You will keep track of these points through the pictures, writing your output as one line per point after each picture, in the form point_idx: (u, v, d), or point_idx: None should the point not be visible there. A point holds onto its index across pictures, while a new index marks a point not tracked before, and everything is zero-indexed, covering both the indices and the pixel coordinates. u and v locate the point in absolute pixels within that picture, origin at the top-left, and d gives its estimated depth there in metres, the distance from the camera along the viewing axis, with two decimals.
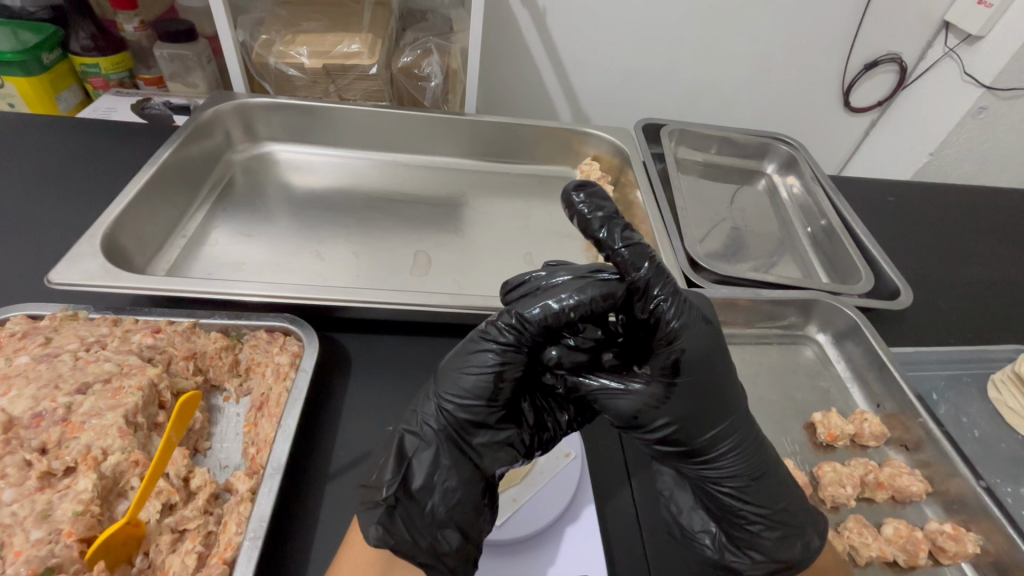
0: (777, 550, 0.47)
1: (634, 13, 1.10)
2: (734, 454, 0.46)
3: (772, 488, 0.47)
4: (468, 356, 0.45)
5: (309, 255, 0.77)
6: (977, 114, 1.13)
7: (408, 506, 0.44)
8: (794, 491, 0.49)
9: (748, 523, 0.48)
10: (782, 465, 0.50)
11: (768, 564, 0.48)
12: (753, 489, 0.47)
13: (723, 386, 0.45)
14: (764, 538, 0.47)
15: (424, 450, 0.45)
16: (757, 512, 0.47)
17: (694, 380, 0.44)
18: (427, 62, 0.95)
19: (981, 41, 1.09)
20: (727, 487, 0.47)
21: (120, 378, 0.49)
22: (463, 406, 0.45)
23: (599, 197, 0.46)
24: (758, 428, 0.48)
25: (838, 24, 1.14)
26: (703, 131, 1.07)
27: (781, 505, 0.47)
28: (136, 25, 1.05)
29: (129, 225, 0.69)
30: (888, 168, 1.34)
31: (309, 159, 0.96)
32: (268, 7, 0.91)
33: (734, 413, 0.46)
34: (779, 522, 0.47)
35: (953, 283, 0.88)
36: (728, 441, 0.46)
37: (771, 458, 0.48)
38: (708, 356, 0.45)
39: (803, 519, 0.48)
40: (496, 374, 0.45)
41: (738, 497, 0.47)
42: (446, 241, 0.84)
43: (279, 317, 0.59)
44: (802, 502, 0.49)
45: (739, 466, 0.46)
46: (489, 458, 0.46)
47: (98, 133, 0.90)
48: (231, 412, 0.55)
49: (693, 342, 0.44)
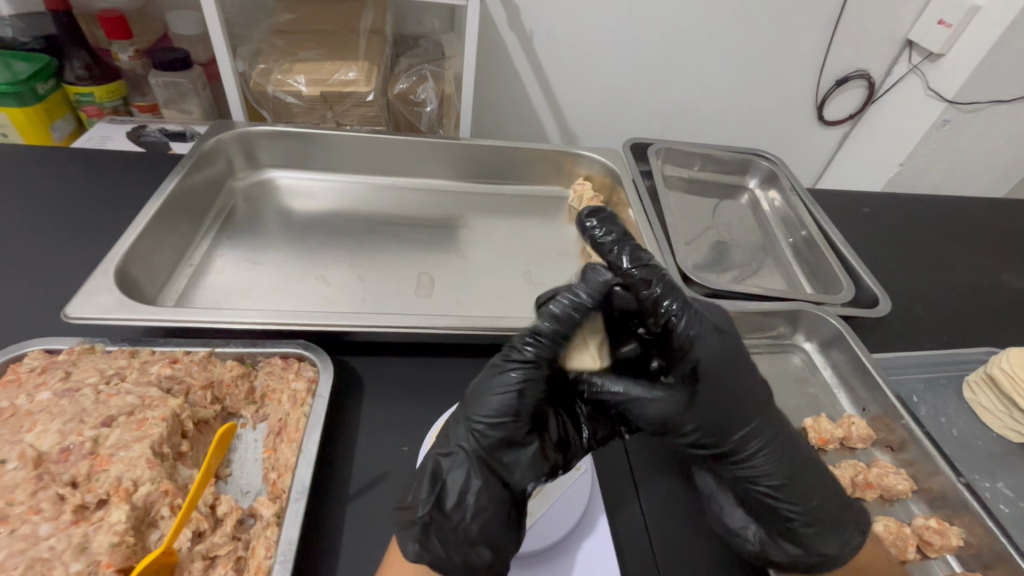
0: (814, 541, 0.51)
1: (617, 37, 1.15)
2: (768, 450, 0.51)
3: (808, 483, 0.52)
4: (493, 377, 0.48)
5: (314, 280, 0.79)
6: (942, 125, 1.21)
7: (442, 523, 0.46)
8: (826, 487, 0.53)
9: (790, 520, 0.51)
10: (814, 464, 0.54)
11: (809, 559, 0.51)
12: (789, 483, 0.51)
13: (752, 393, 0.51)
14: (806, 534, 0.51)
15: (457, 468, 0.47)
16: (793, 509, 0.51)
17: (722, 390, 0.49)
18: (422, 87, 0.98)
19: (942, 58, 1.17)
20: (761, 483, 0.51)
21: (143, 411, 0.51)
22: (492, 425, 0.47)
23: (609, 222, 0.56)
24: (790, 430, 0.53)
25: (808, 44, 1.21)
26: (687, 148, 1.11)
27: (818, 501, 0.52)
28: (131, 54, 1.06)
29: (140, 257, 0.70)
30: (860, 179, 1.41)
31: (308, 184, 0.98)
32: (266, 37, 0.94)
33: (760, 415, 0.51)
34: (815, 515, 0.51)
35: (926, 290, 0.93)
36: (763, 440, 0.51)
37: (798, 454, 0.52)
38: (732, 367, 0.50)
39: (838, 514, 0.52)
40: (519, 392, 0.47)
41: (771, 493, 0.51)
42: (447, 262, 0.87)
43: (293, 343, 0.61)
44: (833, 495, 0.53)
45: (773, 464, 0.51)
46: (518, 473, 0.47)
47: (98, 163, 0.91)
48: (249, 438, 0.57)
49: (720, 351, 0.49)
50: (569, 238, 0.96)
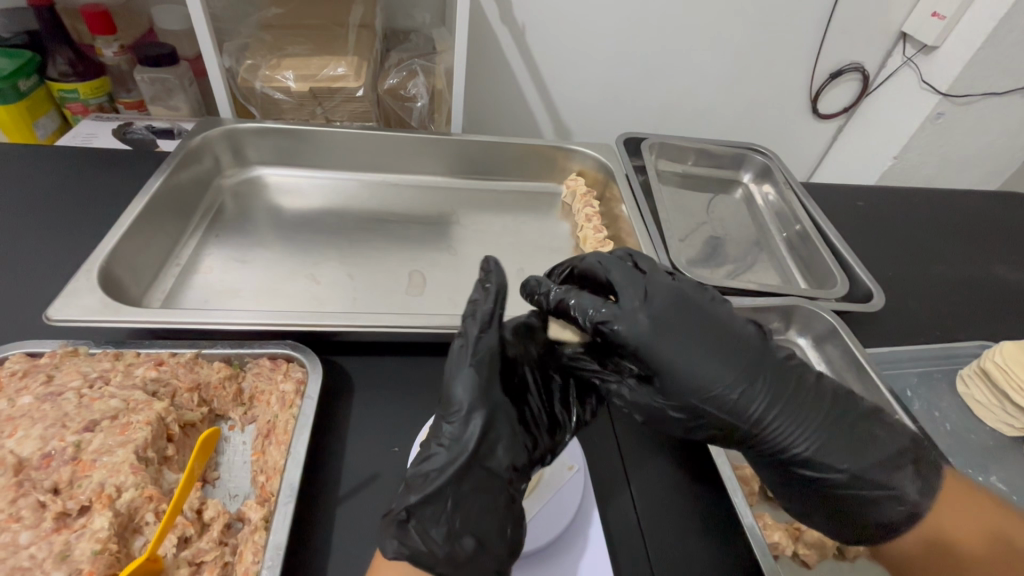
0: (850, 451, 0.48)
1: (610, 30, 1.14)
2: (783, 432, 0.48)
3: (841, 436, 0.48)
4: (451, 363, 0.47)
5: (304, 279, 0.77)
6: (936, 118, 1.20)
7: (427, 514, 0.43)
8: (822, 392, 0.50)
9: (843, 489, 0.48)
10: (800, 380, 0.50)
11: (862, 473, 0.47)
12: (821, 449, 0.48)
13: (734, 367, 0.48)
14: (865, 492, 0.47)
15: (441, 454, 0.45)
16: (812, 438, 0.48)
17: (682, 360, 0.47)
18: (413, 83, 0.97)
19: (936, 51, 1.16)
20: (772, 430, 0.48)
21: (127, 415, 0.50)
22: (458, 415, 0.45)
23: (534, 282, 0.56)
24: (798, 380, 0.50)
25: (801, 37, 1.20)
26: (681, 143, 1.10)
27: (862, 452, 0.48)
28: (116, 50, 1.04)
29: (126, 257, 0.69)
30: (854, 173, 1.41)
31: (297, 181, 0.96)
32: (253, 32, 0.93)
33: (734, 364, 0.48)
34: (829, 425, 0.49)
35: (919, 284, 0.93)
36: (773, 417, 0.48)
37: (783, 380, 0.49)
38: (698, 355, 0.47)
39: (889, 456, 0.48)
40: (478, 374, 0.46)
41: (787, 434, 0.48)
42: (439, 260, 0.86)
43: (282, 344, 0.60)
44: (832, 400, 0.50)
45: (795, 440, 0.48)
46: (500, 455, 0.47)
47: (83, 161, 0.90)
48: (237, 440, 0.56)
49: (682, 335, 0.48)
50: (562, 234, 0.95)
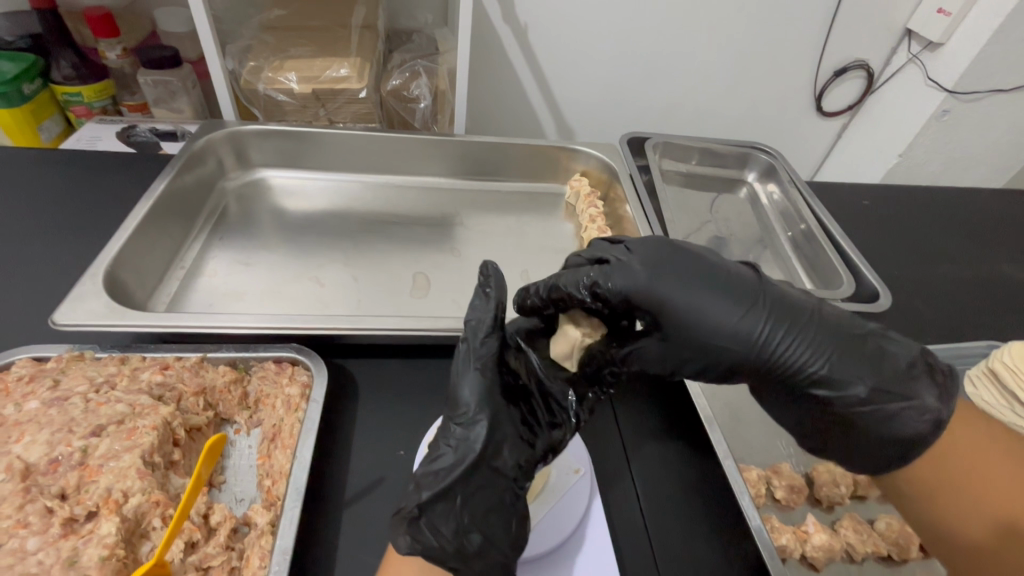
0: (870, 370, 0.44)
1: (613, 29, 1.13)
2: (788, 354, 0.45)
3: (855, 351, 0.45)
4: (458, 370, 0.51)
5: (309, 281, 0.77)
6: (942, 116, 1.20)
7: (437, 512, 0.44)
8: (831, 316, 0.47)
9: (864, 409, 0.44)
10: (806, 305, 0.47)
11: (884, 392, 0.44)
12: (835, 366, 0.45)
13: (727, 294, 0.47)
14: (887, 405, 0.44)
15: (449, 455, 0.47)
16: (828, 361, 0.45)
17: (675, 296, 0.47)
18: (415, 84, 0.97)
19: (942, 48, 1.16)
20: (785, 355, 0.45)
21: (133, 419, 0.50)
22: (464, 415, 0.48)
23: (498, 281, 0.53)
24: (801, 302, 0.47)
25: (806, 34, 1.20)
26: (685, 142, 1.10)
27: (878, 366, 0.44)
28: (119, 53, 1.04)
29: (130, 260, 0.69)
30: (858, 172, 1.40)
31: (301, 183, 0.96)
32: (256, 34, 0.93)
33: (731, 294, 0.47)
34: (844, 347, 0.45)
35: (926, 284, 0.93)
36: (777, 340, 0.45)
37: (788, 305, 0.46)
38: (686, 288, 0.47)
39: (905, 368, 0.45)
40: (482, 376, 0.49)
41: (802, 359, 0.45)
42: (443, 262, 0.85)
43: (286, 347, 0.60)
44: (845, 324, 0.46)
45: (803, 362, 0.45)
46: (505, 455, 0.48)
47: (87, 164, 0.90)
48: (243, 444, 0.56)
49: (668, 273, 0.48)
50: (566, 235, 0.94)
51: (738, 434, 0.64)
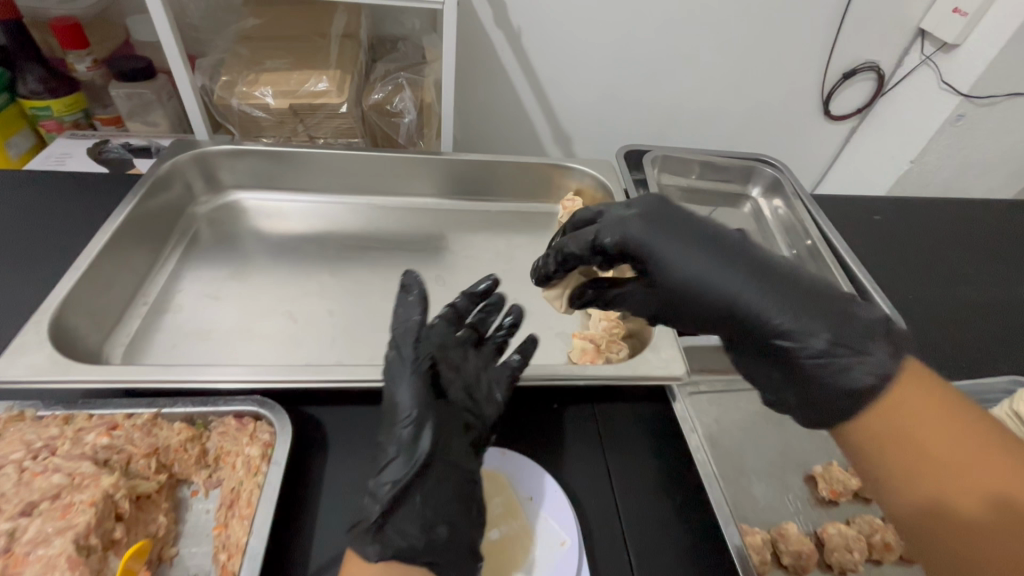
0: (823, 322, 0.42)
1: (609, 33, 1.07)
2: (743, 300, 0.44)
3: (825, 310, 0.43)
4: (394, 376, 0.48)
5: (282, 316, 0.72)
6: (956, 121, 1.13)
7: (400, 515, 0.44)
8: (804, 275, 0.45)
9: (818, 360, 0.42)
10: (777, 261, 0.46)
11: (835, 344, 0.41)
12: (797, 315, 0.43)
13: (704, 244, 0.47)
14: (842, 365, 0.41)
15: (398, 458, 0.45)
16: (783, 310, 0.43)
17: (662, 248, 0.48)
18: (399, 97, 0.90)
19: (957, 49, 1.09)
20: (738, 301, 0.45)
21: (70, 493, 0.45)
22: (407, 421, 0.46)
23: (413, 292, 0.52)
24: (789, 263, 0.46)
25: (815, 37, 1.13)
26: (685, 156, 1.04)
27: (846, 327, 0.42)
28: (88, 65, 0.98)
29: (84, 301, 0.64)
30: (864, 183, 1.35)
31: (278, 205, 0.91)
32: (229, 46, 0.87)
33: (707, 247, 0.47)
34: (800, 299, 0.43)
35: (942, 309, 0.87)
36: (743, 284, 0.45)
37: (760, 258, 0.46)
38: (676, 241, 0.48)
39: (875, 336, 0.41)
40: (421, 378, 0.47)
41: (756, 306, 0.44)
42: (427, 291, 0.80)
43: (248, 400, 0.55)
44: (809, 282, 0.44)
45: (761, 311, 0.44)
46: (457, 446, 0.47)
47: (52, 188, 0.85)
48: (199, 508, 0.52)
49: (654, 220, 0.49)
50: None
51: (741, 488, 0.60)
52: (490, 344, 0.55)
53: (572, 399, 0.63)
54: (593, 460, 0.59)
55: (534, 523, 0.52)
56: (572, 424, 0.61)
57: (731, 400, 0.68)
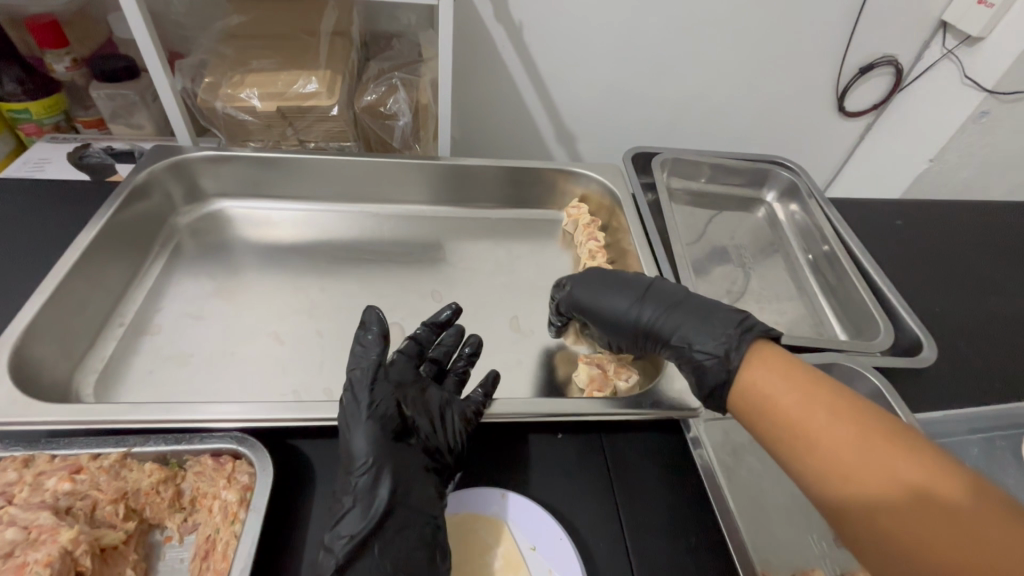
0: (710, 335, 0.53)
1: (616, 28, 1.01)
2: (652, 324, 0.58)
3: (699, 321, 0.55)
4: (349, 421, 0.47)
5: (267, 338, 0.68)
6: (979, 118, 1.05)
7: (359, 570, 0.43)
8: (707, 304, 0.57)
9: (707, 364, 0.52)
10: (688, 296, 0.59)
11: (718, 350, 0.51)
12: (679, 330, 0.56)
13: (623, 289, 0.62)
14: (706, 358, 0.52)
15: (354, 509, 0.44)
16: (680, 329, 0.56)
17: (599, 291, 0.64)
18: (393, 98, 0.83)
19: (982, 43, 1.00)
20: (651, 326, 0.58)
21: (25, 551, 0.42)
22: (360, 468, 0.45)
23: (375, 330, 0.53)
24: (684, 293, 0.59)
25: (836, 31, 1.05)
26: (696, 158, 0.98)
27: (712, 330, 0.53)
28: (68, 65, 0.87)
29: (51, 328, 0.60)
30: (877, 185, 1.26)
31: (266, 213, 0.86)
32: (211, 45, 0.80)
33: (631, 290, 0.62)
34: (693, 320, 0.55)
35: (971, 323, 0.82)
36: (644, 314, 0.59)
37: (672, 295, 0.59)
38: (609, 287, 0.64)
39: (733, 333, 0.52)
40: (377, 422, 0.47)
41: (661, 329, 0.57)
42: (423, 308, 0.75)
43: (225, 437, 0.50)
44: (710, 308, 0.56)
45: (666, 332, 0.57)
46: (418, 491, 0.46)
47: (28, 198, 0.81)
48: (173, 556, 0.48)
49: (589, 278, 0.66)
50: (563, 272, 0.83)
51: (761, 527, 0.55)
52: (451, 378, 0.57)
53: (577, 428, 0.59)
54: (602, 498, 0.54)
55: None
56: (576, 457, 0.57)
57: None
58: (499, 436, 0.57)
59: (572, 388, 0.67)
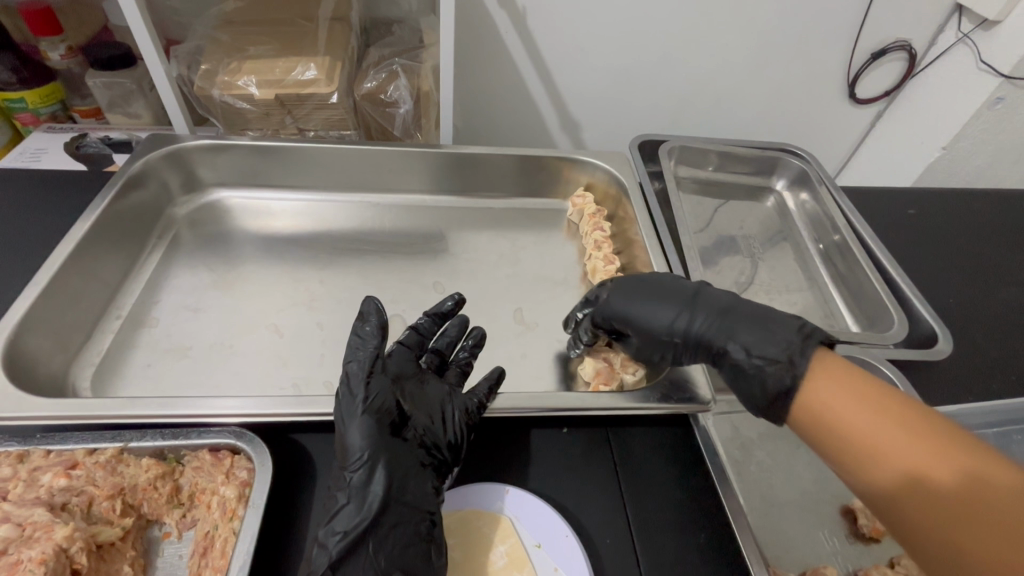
0: (765, 340, 0.48)
1: (624, 12, 0.98)
2: (698, 331, 0.53)
3: (755, 328, 0.50)
4: (343, 416, 0.46)
5: (266, 331, 0.66)
6: (994, 105, 1.00)
7: (354, 567, 0.42)
8: (757, 307, 0.52)
9: (765, 372, 0.47)
10: (736, 300, 0.54)
11: (776, 356, 0.47)
12: (730, 337, 0.51)
13: (664, 297, 0.57)
14: (767, 367, 0.47)
15: (349, 505, 0.43)
16: (730, 336, 0.51)
17: (633, 298, 0.58)
18: (393, 85, 0.81)
19: (998, 26, 0.96)
20: (696, 334, 0.53)
21: (19, 549, 0.41)
22: (354, 464, 0.44)
23: (375, 321, 0.51)
24: (732, 298, 0.54)
25: (850, 16, 1.02)
26: (704, 146, 0.95)
27: (771, 338, 0.48)
28: (63, 52, 0.85)
29: (44, 322, 0.59)
30: (887, 174, 1.23)
31: (265, 203, 0.85)
32: (207, 31, 0.78)
33: (671, 295, 0.57)
34: (744, 324, 0.51)
35: (987, 316, 0.80)
36: (692, 322, 0.54)
37: (717, 300, 0.55)
38: (645, 291, 0.58)
39: (795, 340, 0.47)
40: (373, 416, 0.45)
41: (708, 337, 0.53)
42: (425, 299, 0.73)
43: (223, 432, 0.49)
44: (760, 311, 0.52)
45: (714, 339, 0.52)
46: (414, 487, 0.45)
47: (25, 188, 0.80)
48: (172, 552, 0.47)
49: (624, 285, 0.60)
50: (568, 264, 0.81)
51: (771, 523, 0.54)
52: (453, 369, 0.55)
53: (583, 423, 0.58)
54: (609, 494, 0.53)
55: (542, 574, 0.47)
56: (582, 452, 0.55)
57: (760, 421, 0.62)
58: (501, 430, 0.56)
59: (578, 381, 0.65)
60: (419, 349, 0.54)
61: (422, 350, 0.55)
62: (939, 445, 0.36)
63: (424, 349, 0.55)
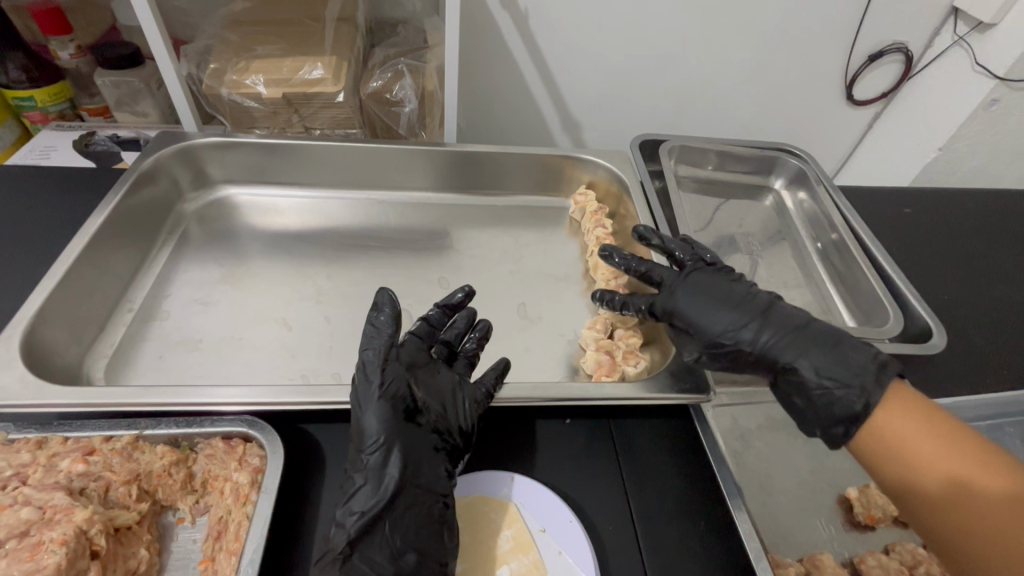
0: (842, 367, 0.49)
1: (625, 14, 0.99)
2: (769, 347, 0.52)
3: (830, 352, 0.51)
4: (361, 402, 0.47)
5: (275, 324, 0.68)
6: (989, 106, 1.02)
7: (369, 547, 0.43)
8: (826, 327, 0.53)
9: (843, 397, 0.48)
10: (804, 316, 0.54)
11: (855, 384, 0.48)
12: (804, 358, 0.51)
13: (731, 303, 0.55)
14: (841, 392, 0.48)
15: (365, 486, 0.45)
16: (805, 356, 0.51)
17: (697, 302, 0.56)
18: (399, 85, 0.82)
19: (993, 29, 0.98)
20: (766, 348, 0.53)
21: (40, 531, 0.42)
22: (371, 448, 0.46)
23: (389, 314, 0.52)
24: (803, 316, 0.54)
25: (847, 18, 1.04)
26: (703, 145, 0.97)
27: (846, 364, 0.50)
28: (73, 52, 0.86)
29: (58, 314, 0.60)
30: (884, 175, 1.25)
31: (272, 200, 0.86)
32: (216, 31, 0.80)
33: (739, 303, 0.55)
34: (817, 346, 0.51)
35: (980, 312, 0.81)
36: (761, 335, 0.53)
37: (787, 316, 0.54)
38: (711, 296, 0.56)
39: (869, 368, 0.49)
40: (391, 401, 0.47)
41: (779, 353, 0.52)
42: (430, 295, 0.75)
43: (236, 421, 0.51)
44: (831, 332, 0.52)
45: (787, 357, 0.52)
46: (428, 470, 0.46)
47: (35, 185, 0.81)
48: (186, 537, 0.48)
49: (688, 284, 0.57)
50: (571, 261, 0.83)
51: (769, 511, 0.56)
52: (462, 360, 0.57)
53: (586, 414, 0.59)
54: (612, 482, 0.54)
55: (547, 558, 0.48)
56: (586, 442, 0.57)
57: (759, 413, 0.64)
58: (507, 420, 0.57)
59: (581, 374, 0.67)
60: (430, 340, 0.56)
61: (432, 341, 0.56)
62: (971, 474, 0.42)
63: (434, 339, 0.56)
